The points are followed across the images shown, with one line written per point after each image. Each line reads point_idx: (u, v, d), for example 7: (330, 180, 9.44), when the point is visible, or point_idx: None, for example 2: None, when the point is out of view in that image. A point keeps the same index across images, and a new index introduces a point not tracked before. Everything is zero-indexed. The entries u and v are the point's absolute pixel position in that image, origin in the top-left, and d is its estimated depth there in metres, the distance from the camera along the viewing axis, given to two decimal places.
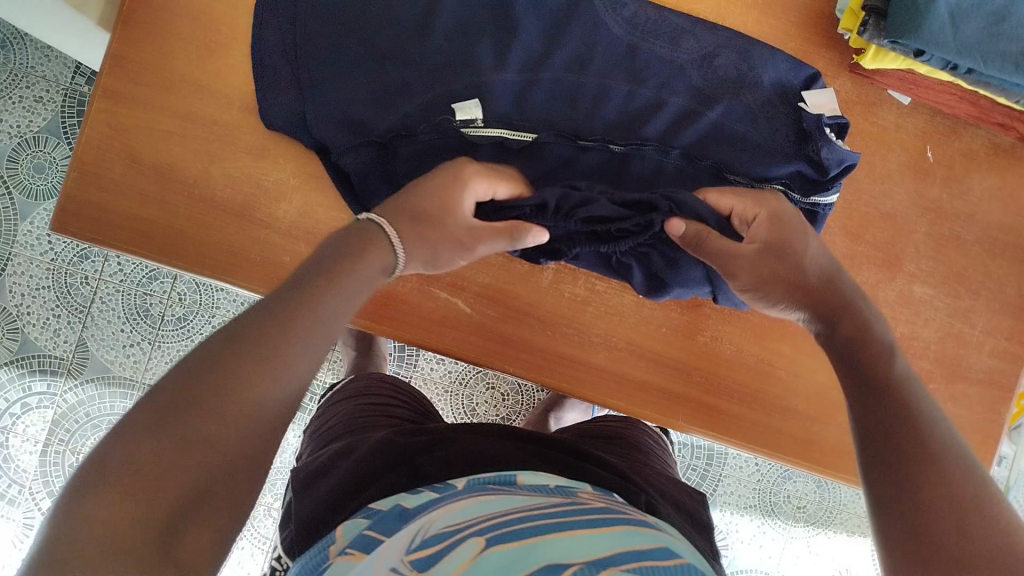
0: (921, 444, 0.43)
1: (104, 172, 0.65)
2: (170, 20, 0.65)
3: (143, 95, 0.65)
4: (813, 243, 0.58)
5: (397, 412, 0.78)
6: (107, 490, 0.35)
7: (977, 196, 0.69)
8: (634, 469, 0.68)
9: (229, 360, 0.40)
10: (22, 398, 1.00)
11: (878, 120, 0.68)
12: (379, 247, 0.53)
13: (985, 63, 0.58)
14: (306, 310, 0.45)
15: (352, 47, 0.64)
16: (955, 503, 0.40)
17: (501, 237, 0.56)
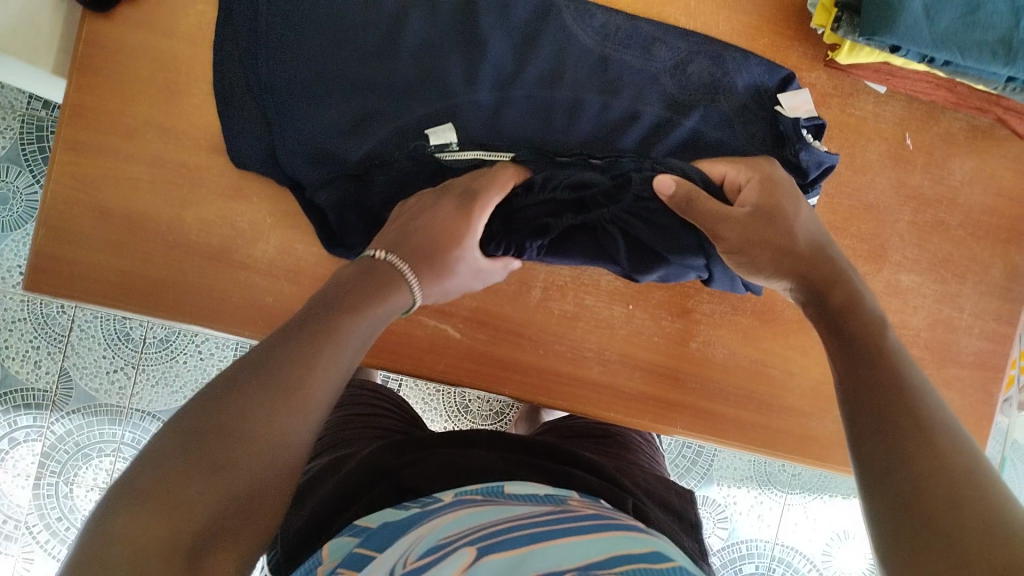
0: (915, 419, 0.42)
1: (72, 225, 0.63)
2: (128, 62, 0.63)
3: (106, 142, 0.63)
4: (805, 209, 0.56)
5: (387, 421, 0.67)
6: (135, 514, 0.34)
7: (958, 180, 0.68)
8: (620, 470, 0.59)
9: (250, 391, 0.39)
10: (8, 433, 0.99)
11: (856, 110, 0.68)
12: (398, 288, 0.51)
13: (962, 54, 0.57)
14: (332, 339, 0.44)
15: (318, 77, 0.62)
16: (949, 477, 0.38)
17: (497, 269, 0.59)
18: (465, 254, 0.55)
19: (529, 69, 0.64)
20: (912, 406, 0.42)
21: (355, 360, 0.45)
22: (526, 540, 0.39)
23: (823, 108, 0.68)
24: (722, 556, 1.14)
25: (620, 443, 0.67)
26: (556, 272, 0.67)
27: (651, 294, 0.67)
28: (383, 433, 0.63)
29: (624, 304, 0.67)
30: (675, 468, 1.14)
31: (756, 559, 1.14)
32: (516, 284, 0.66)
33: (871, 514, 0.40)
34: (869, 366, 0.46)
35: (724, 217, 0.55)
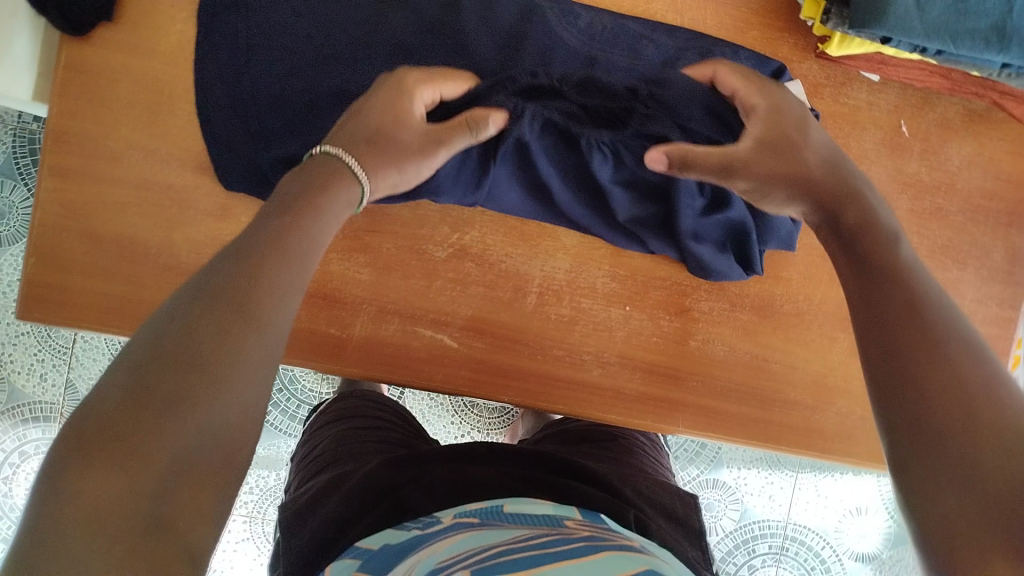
0: (930, 347, 0.40)
1: (62, 253, 0.62)
2: (108, 84, 0.62)
3: (92, 167, 0.62)
4: (808, 138, 0.55)
5: (390, 433, 0.65)
6: (93, 455, 0.31)
7: (955, 165, 0.67)
8: (621, 477, 0.56)
9: (200, 317, 0.37)
10: (19, 446, 0.99)
11: (850, 99, 0.67)
12: (345, 179, 0.51)
13: (954, 44, 0.56)
14: (276, 256, 0.42)
15: (300, 93, 0.62)
16: (957, 384, 0.38)
17: (459, 132, 0.52)
18: (401, 121, 0.53)
19: (518, 67, 0.62)
20: (932, 338, 0.41)
21: (307, 273, 0.44)
22: (519, 564, 0.36)
23: (816, 98, 0.67)
24: (734, 537, 1.14)
25: (623, 445, 0.64)
26: (550, 277, 0.66)
27: (647, 294, 0.67)
28: (384, 445, 0.62)
29: (620, 306, 0.67)
30: (683, 454, 1.13)
31: (769, 539, 1.14)
32: (511, 290, 0.66)
33: (886, 432, 0.40)
34: (878, 276, 0.47)
35: (739, 162, 0.51)
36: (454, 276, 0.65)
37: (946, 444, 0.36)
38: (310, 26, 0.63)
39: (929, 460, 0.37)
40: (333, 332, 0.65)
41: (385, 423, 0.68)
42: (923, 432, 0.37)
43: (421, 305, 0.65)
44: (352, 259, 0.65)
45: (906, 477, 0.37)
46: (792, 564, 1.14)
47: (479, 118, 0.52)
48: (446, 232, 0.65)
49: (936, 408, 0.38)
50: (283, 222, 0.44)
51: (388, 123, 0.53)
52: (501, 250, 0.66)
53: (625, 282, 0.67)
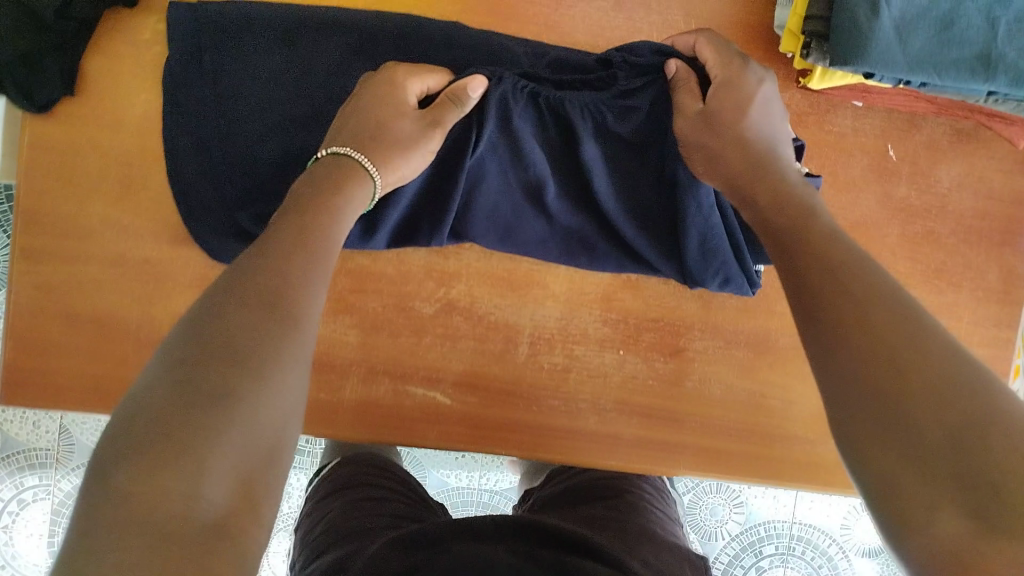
0: (874, 328, 0.36)
1: (42, 336, 0.61)
2: (72, 161, 0.60)
3: (64, 246, 0.61)
4: (754, 112, 0.55)
5: (393, 506, 0.65)
6: (146, 454, 0.32)
7: (946, 187, 0.66)
8: (629, 550, 0.55)
9: (237, 314, 0.38)
10: (16, 495, 0.98)
11: (834, 127, 0.65)
12: (359, 178, 0.53)
13: (938, 76, 0.55)
14: (299, 258, 0.43)
15: (269, 152, 0.61)
16: (933, 375, 0.33)
17: (447, 109, 0.57)
18: (394, 110, 0.56)
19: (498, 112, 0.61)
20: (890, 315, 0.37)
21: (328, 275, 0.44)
22: None
23: (800, 128, 0.65)
24: (740, 541, 1.13)
25: (629, 503, 0.63)
26: (541, 325, 0.65)
27: (641, 337, 0.66)
28: (389, 523, 0.61)
29: (614, 350, 0.66)
30: None
31: (775, 540, 1.13)
32: (502, 342, 0.65)
33: (854, 434, 0.34)
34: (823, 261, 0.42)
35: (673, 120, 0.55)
36: (443, 332, 0.64)
37: (907, 425, 0.32)
38: (283, 84, 0.61)
39: (888, 441, 0.33)
40: (323, 395, 0.64)
41: (389, 497, 0.67)
42: (874, 413, 0.34)
43: (412, 363, 0.64)
44: (337, 320, 0.64)
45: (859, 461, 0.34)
46: (799, 564, 1.13)
47: (464, 90, 0.57)
48: (432, 287, 0.64)
49: (896, 382, 0.34)
50: (298, 225, 0.46)
51: (382, 113, 0.56)
52: (489, 302, 0.65)
53: (617, 326, 0.66)
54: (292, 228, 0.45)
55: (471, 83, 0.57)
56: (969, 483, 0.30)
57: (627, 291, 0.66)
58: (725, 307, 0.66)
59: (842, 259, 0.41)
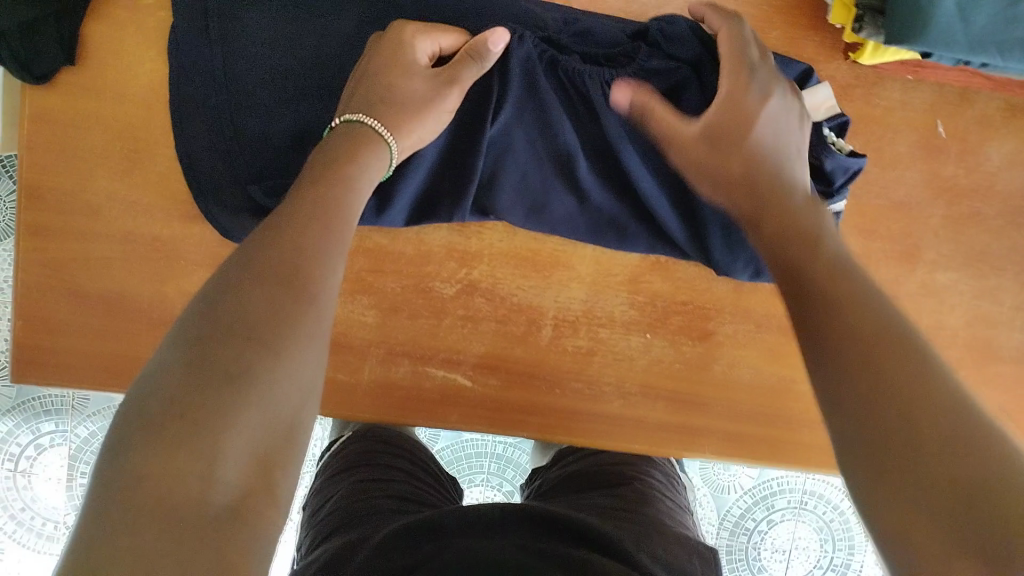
0: (873, 350, 0.36)
1: (48, 315, 0.59)
2: (78, 134, 0.57)
3: (70, 222, 0.58)
4: (761, 124, 0.52)
5: (401, 488, 0.64)
6: (157, 437, 0.31)
7: (996, 165, 0.63)
8: (640, 543, 0.53)
9: (248, 285, 0.37)
10: (33, 440, 0.95)
11: (882, 101, 0.62)
12: (370, 145, 0.51)
13: (1002, 56, 0.51)
14: (318, 228, 0.42)
15: (282, 126, 0.58)
16: (946, 409, 0.32)
17: (466, 66, 0.54)
18: (407, 71, 0.53)
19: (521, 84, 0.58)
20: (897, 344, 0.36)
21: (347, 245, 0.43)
22: None
23: (845, 102, 0.62)
24: (753, 494, 1.05)
25: (638, 493, 0.62)
26: (565, 308, 0.63)
27: (668, 320, 0.64)
28: (398, 505, 0.60)
29: (641, 334, 0.63)
30: None
31: (788, 493, 1.05)
32: (525, 324, 0.62)
33: (857, 456, 0.34)
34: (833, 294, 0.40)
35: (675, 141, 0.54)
36: (464, 313, 0.62)
37: (915, 466, 0.31)
38: (295, 51, 0.58)
39: (895, 479, 0.32)
40: (341, 377, 0.62)
41: (396, 476, 0.66)
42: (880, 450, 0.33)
43: (431, 344, 0.62)
44: (355, 300, 0.61)
45: (866, 499, 0.33)
46: (812, 518, 1.06)
47: (483, 45, 0.54)
48: (452, 267, 0.62)
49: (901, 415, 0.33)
50: (316, 193, 0.45)
51: (395, 74, 0.53)
52: (512, 283, 0.62)
53: (644, 309, 0.63)
54: (308, 197, 0.44)
55: (491, 37, 0.54)
56: (982, 533, 0.28)
57: (655, 272, 0.63)
58: (758, 289, 0.64)
59: (850, 275, 0.41)
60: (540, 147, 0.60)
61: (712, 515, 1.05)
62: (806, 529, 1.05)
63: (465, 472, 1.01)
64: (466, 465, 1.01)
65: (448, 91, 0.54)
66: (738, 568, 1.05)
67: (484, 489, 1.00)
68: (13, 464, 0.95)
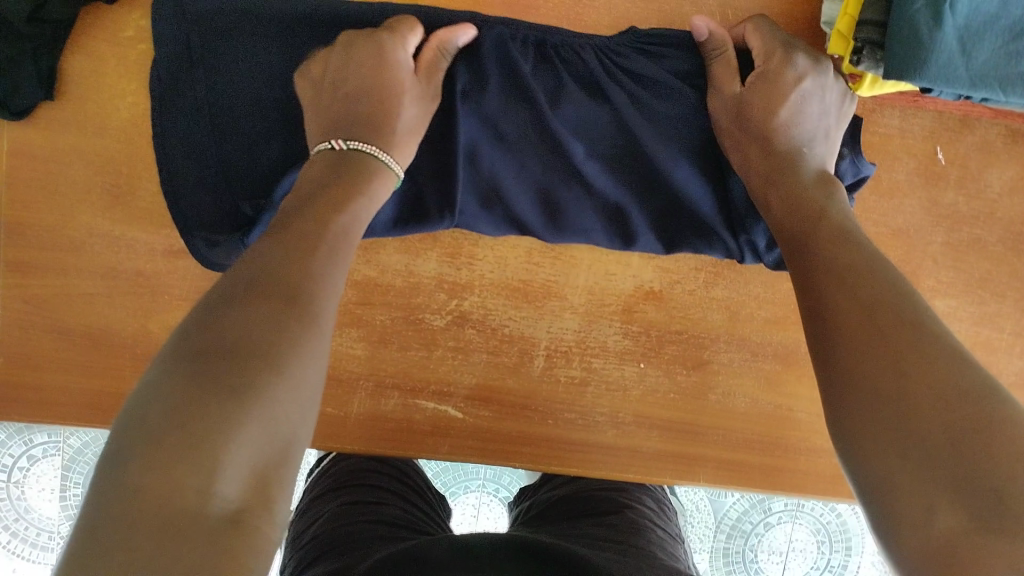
0: (880, 315, 0.37)
1: (33, 351, 0.58)
2: (61, 169, 0.56)
3: (54, 258, 0.57)
4: (788, 111, 0.52)
5: (391, 513, 0.63)
6: (151, 451, 0.29)
7: (997, 191, 0.62)
8: (631, 566, 0.50)
9: (251, 304, 0.35)
10: (26, 451, 0.93)
11: (880, 128, 0.61)
12: (380, 177, 0.49)
13: (1002, 92, 0.50)
14: (319, 251, 0.40)
15: (265, 154, 0.55)
16: (940, 382, 0.32)
17: (441, 67, 0.53)
18: (395, 92, 0.51)
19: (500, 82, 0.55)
20: (904, 328, 0.36)
21: (347, 268, 0.41)
22: None
23: None
24: (750, 496, 1.00)
25: (629, 521, 0.59)
26: (558, 338, 0.62)
27: (663, 350, 0.63)
28: (384, 531, 0.58)
29: (634, 364, 0.63)
30: None
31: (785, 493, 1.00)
32: (518, 354, 0.62)
33: (866, 438, 0.34)
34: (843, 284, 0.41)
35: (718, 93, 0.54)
36: (455, 345, 0.61)
37: (918, 431, 0.32)
38: (278, 79, 0.55)
39: (887, 423, 0.33)
40: (331, 411, 0.61)
41: (384, 500, 0.64)
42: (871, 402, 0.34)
43: (422, 376, 0.61)
44: (344, 333, 0.61)
45: (856, 450, 0.34)
46: (808, 520, 1.00)
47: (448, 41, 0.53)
48: (443, 299, 0.61)
49: (898, 372, 0.34)
50: (324, 216, 0.43)
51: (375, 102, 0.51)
52: (504, 314, 0.61)
53: (638, 338, 0.63)
54: (310, 216, 0.42)
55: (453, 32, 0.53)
56: (961, 475, 0.29)
57: (650, 302, 0.62)
58: (753, 318, 0.63)
59: (850, 261, 0.42)
60: (535, 139, 0.56)
61: (709, 520, 1.00)
62: (804, 532, 1.00)
63: (461, 477, 0.98)
64: (462, 470, 0.98)
65: (433, 104, 0.53)
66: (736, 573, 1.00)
67: (481, 494, 0.98)
68: (6, 475, 0.92)
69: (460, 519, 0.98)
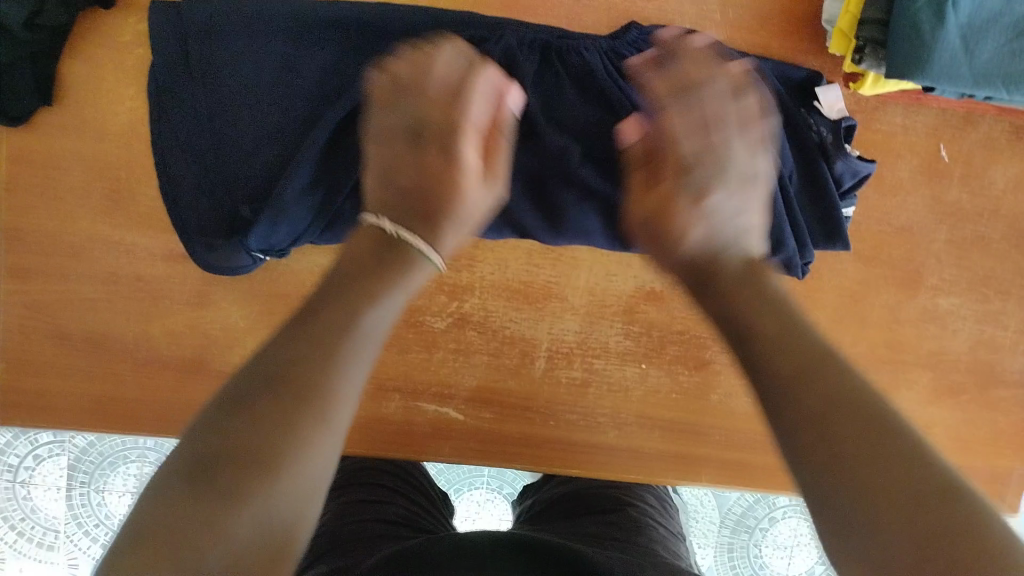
0: (847, 377, 0.37)
1: (34, 357, 0.58)
2: (59, 174, 0.56)
3: (53, 264, 0.57)
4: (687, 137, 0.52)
5: (394, 512, 0.62)
6: (137, 555, 0.30)
7: (1001, 188, 0.61)
8: (632, 563, 0.50)
9: (260, 405, 0.35)
10: (32, 450, 0.93)
11: (882, 125, 0.60)
12: (413, 262, 0.46)
13: (1006, 90, 0.50)
14: (347, 341, 0.39)
15: (263, 148, 0.55)
16: (909, 466, 0.33)
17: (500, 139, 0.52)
18: (455, 170, 0.50)
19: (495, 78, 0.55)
20: (864, 398, 0.36)
21: (373, 359, 0.40)
22: None
23: None
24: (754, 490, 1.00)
25: (630, 520, 0.59)
26: (559, 339, 0.62)
27: (665, 350, 0.63)
28: (388, 531, 0.58)
29: (637, 364, 0.62)
30: None
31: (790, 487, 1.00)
32: (519, 356, 0.61)
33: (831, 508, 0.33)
34: (802, 339, 0.40)
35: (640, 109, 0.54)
36: (456, 347, 0.61)
37: (891, 508, 0.32)
38: (273, 71, 0.55)
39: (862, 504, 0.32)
40: None
41: (388, 500, 0.64)
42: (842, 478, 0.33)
43: (423, 379, 0.61)
44: None
45: (827, 526, 0.33)
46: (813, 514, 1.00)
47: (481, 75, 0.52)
48: (443, 301, 0.61)
49: (852, 445, 0.34)
50: (348, 301, 0.41)
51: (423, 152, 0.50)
52: (505, 316, 0.61)
53: (640, 339, 0.62)
54: (336, 302, 0.41)
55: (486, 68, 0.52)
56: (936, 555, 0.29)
57: (651, 303, 0.62)
58: None
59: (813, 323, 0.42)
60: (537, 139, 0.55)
61: (714, 514, 0.99)
62: (809, 526, 1.00)
63: (464, 474, 0.98)
64: (465, 467, 0.98)
65: (497, 184, 0.51)
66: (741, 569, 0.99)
67: (485, 491, 0.98)
68: (12, 475, 0.92)
69: (463, 516, 0.98)
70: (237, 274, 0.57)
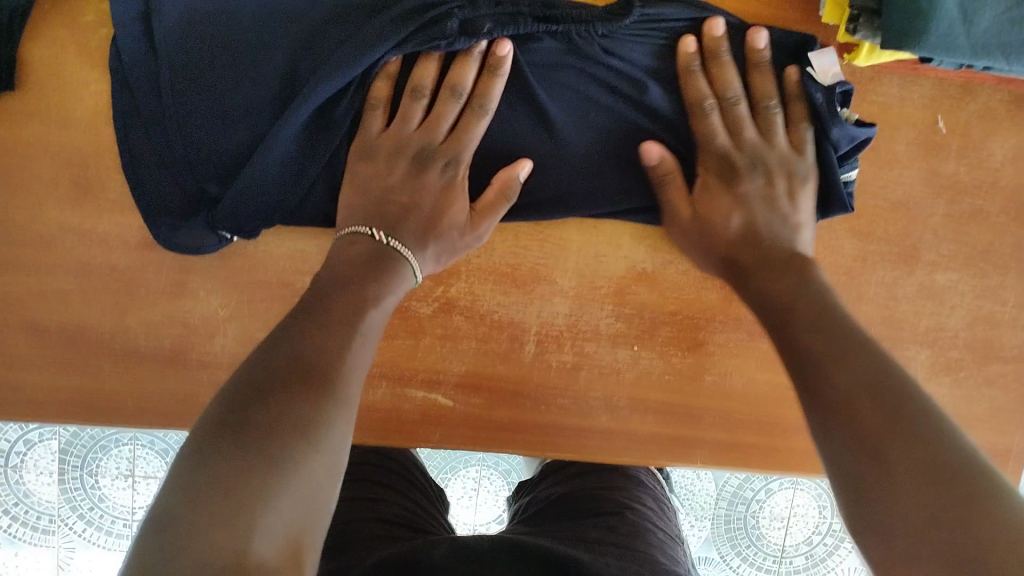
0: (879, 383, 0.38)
1: (12, 348, 0.57)
2: (26, 163, 0.54)
3: (24, 255, 0.55)
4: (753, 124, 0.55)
5: (388, 510, 0.61)
6: (198, 506, 0.32)
7: (1000, 160, 0.59)
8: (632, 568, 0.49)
9: (282, 386, 0.38)
10: (22, 436, 0.91)
11: (878, 97, 0.58)
12: (400, 268, 0.51)
13: (1005, 60, 0.48)
14: (351, 337, 0.44)
15: (231, 133, 0.53)
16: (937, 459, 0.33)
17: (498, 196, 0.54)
18: (449, 191, 0.54)
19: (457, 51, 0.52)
20: (901, 401, 0.37)
21: (371, 355, 0.45)
22: None
23: None
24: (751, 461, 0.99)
25: (628, 524, 0.58)
26: (548, 323, 0.60)
27: (657, 332, 0.61)
28: (382, 529, 0.57)
29: (628, 346, 0.61)
30: None
31: None
32: (508, 341, 0.60)
33: (870, 515, 0.34)
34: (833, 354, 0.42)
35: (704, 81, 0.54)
36: (442, 333, 0.60)
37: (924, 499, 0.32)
38: (242, 53, 0.52)
39: (892, 485, 0.33)
40: None
41: (381, 496, 0.63)
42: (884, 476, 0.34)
43: (410, 366, 0.60)
44: None
45: (864, 538, 0.34)
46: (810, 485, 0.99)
47: (465, 80, 0.53)
48: (428, 286, 0.59)
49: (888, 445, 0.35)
50: (345, 306, 0.46)
51: (428, 162, 0.53)
52: (492, 300, 0.60)
53: (631, 320, 0.61)
54: (337, 308, 0.45)
55: (489, 86, 0.53)
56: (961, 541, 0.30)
57: (642, 284, 0.60)
58: None
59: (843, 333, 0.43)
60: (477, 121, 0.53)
61: (710, 487, 0.99)
62: (806, 497, 0.99)
63: (459, 452, 0.96)
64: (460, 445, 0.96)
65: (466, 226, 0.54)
66: (739, 540, 0.99)
67: (482, 468, 0.97)
68: (3, 460, 0.91)
69: (458, 494, 0.97)
70: (203, 253, 0.55)
